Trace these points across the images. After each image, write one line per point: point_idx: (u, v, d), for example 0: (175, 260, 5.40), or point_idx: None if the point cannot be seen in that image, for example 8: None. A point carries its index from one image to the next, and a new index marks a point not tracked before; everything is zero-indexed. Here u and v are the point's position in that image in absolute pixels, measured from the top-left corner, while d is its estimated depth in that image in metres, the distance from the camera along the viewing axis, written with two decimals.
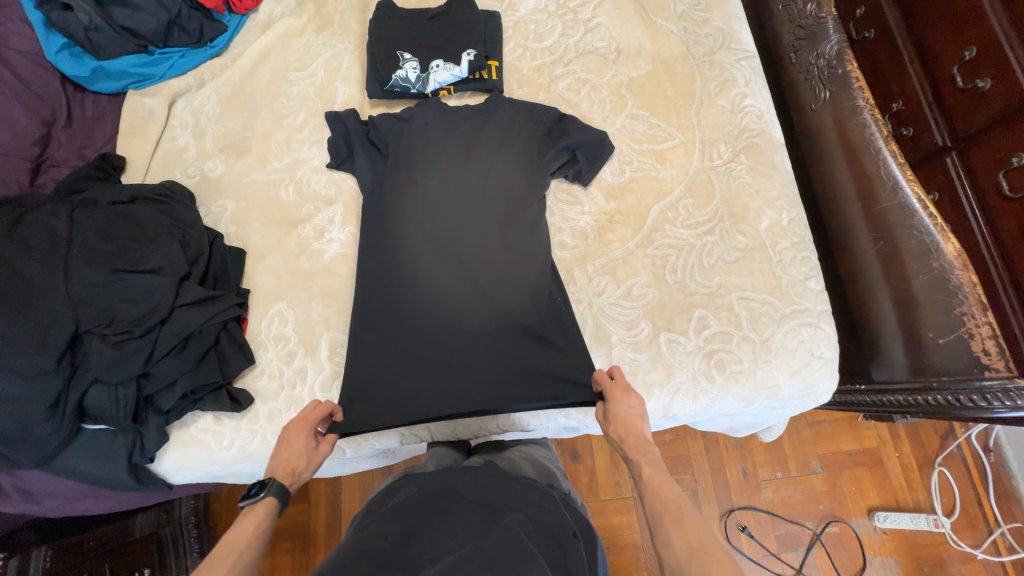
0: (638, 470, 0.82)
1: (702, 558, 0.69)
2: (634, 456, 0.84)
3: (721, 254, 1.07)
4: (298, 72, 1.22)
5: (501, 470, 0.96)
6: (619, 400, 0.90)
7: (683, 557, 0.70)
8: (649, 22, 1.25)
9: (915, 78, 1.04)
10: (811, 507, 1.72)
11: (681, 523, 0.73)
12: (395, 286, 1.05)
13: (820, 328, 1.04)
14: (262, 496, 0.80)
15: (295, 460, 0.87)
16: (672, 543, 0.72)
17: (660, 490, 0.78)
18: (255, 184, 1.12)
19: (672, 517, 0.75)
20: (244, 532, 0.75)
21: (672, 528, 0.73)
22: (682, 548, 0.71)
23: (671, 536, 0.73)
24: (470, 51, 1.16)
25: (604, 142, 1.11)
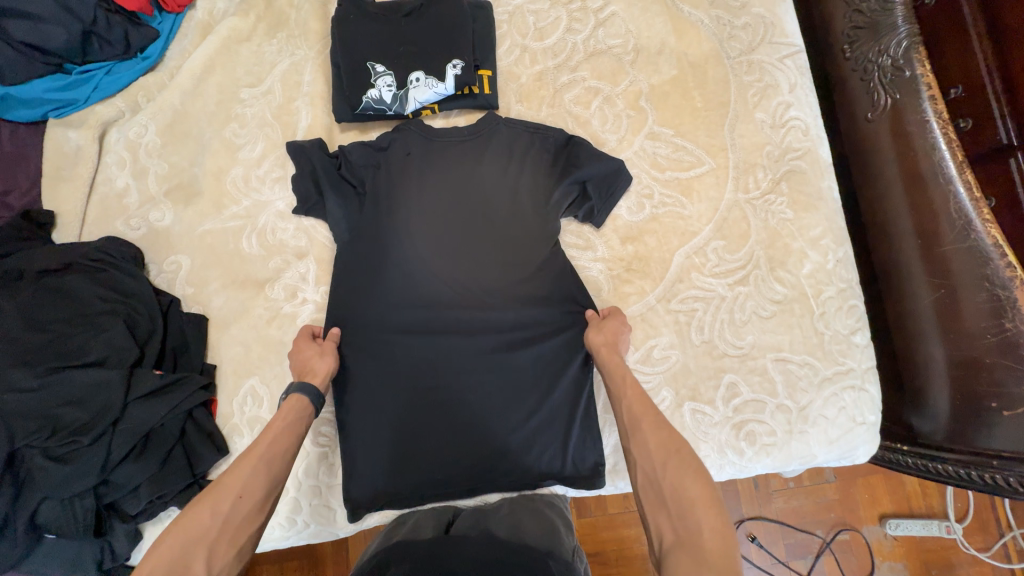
0: (619, 380, 0.78)
1: (679, 463, 0.63)
2: (616, 371, 0.79)
3: (755, 307, 0.92)
4: (250, 89, 1.01)
5: (498, 540, 0.72)
6: (605, 325, 0.87)
7: (659, 461, 0.65)
8: (673, 9, 1.03)
9: (982, 61, 0.89)
10: (821, 515, 1.44)
11: (660, 429, 0.68)
12: (377, 355, 0.90)
13: (864, 390, 0.92)
14: (292, 394, 0.79)
15: (313, 359, 0.85)
16: (648, 445, 0.67)
17: (639, 399, 0.73)
18: (211, 236, 0.96)
19: (649, 421, 0.69)
20: (273, 427, 0.74)
21: (650, 432, 0.68)
22: (658, 450, 0.66)
23: (648, 440, 0.68)
24: (456, 61, 0.95)
25: (620, 172, 0.93)
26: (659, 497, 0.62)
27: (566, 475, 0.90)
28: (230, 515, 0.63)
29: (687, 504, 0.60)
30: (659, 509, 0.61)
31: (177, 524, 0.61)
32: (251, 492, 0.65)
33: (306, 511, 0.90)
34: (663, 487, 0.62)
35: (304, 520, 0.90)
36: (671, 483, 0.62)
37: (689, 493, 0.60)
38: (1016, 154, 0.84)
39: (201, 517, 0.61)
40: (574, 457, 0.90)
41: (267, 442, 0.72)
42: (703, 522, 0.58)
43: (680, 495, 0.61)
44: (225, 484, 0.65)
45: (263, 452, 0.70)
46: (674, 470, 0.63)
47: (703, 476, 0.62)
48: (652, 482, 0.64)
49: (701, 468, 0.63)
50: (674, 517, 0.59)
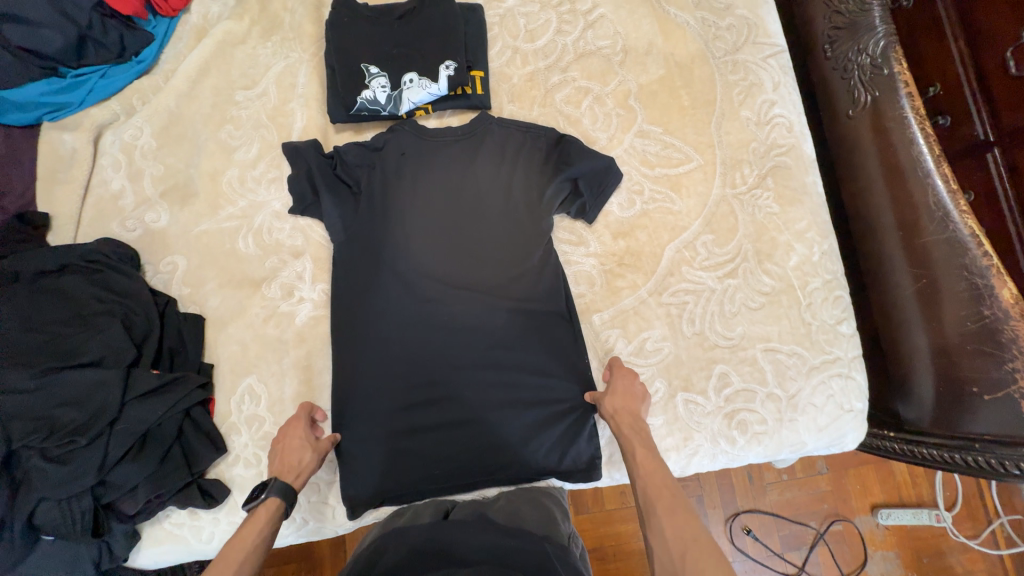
0: (631, 453, 0.77)
1: (695, 550, 0.62)
2: (629, 442, 0.79)
3: (744, 299, 0.95)
4: (245, 91, 1.02)
5: (494, 524, 0.74)
6: (619, 388, 0.87)
7: (675, 551, 0.63)
8: (660, 11, 1.06)
9: (958, 60, 0.93)
10: (814, 506, 1.46)
11: (676, 514, 0.67)
12: (374, 352, 0.91)
13: (850, 378, 0.94)
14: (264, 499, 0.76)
15: (292, 457, 0.82)
16: (665, 532, 0.65)
17: (655, 479, 0.72)
18: (207, 236, 0.96)
19: (666, 504, 0.68)
20: (246, 536, 0.72)
21: (667, 517, 0.67)
22: (676, 540, 0.64)
23: (664, 526, 0.66)
24: (449, 62, 0.97)
25: (611, 169, 0.95)
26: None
27: (563, 466, 0.91)
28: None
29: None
30: None
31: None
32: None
33: (305, 507, 0.90)
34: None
35: (303, 516, 0.90)
36: (690, 574, 0.60)
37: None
38: (992, 149, 0.89)
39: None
40: (570, 448, 0.92)
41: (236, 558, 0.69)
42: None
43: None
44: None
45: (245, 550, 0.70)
46: (693, 562, 0.61)
47: (723, 564, 0.59)
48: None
49: (720, 556, 0.60)
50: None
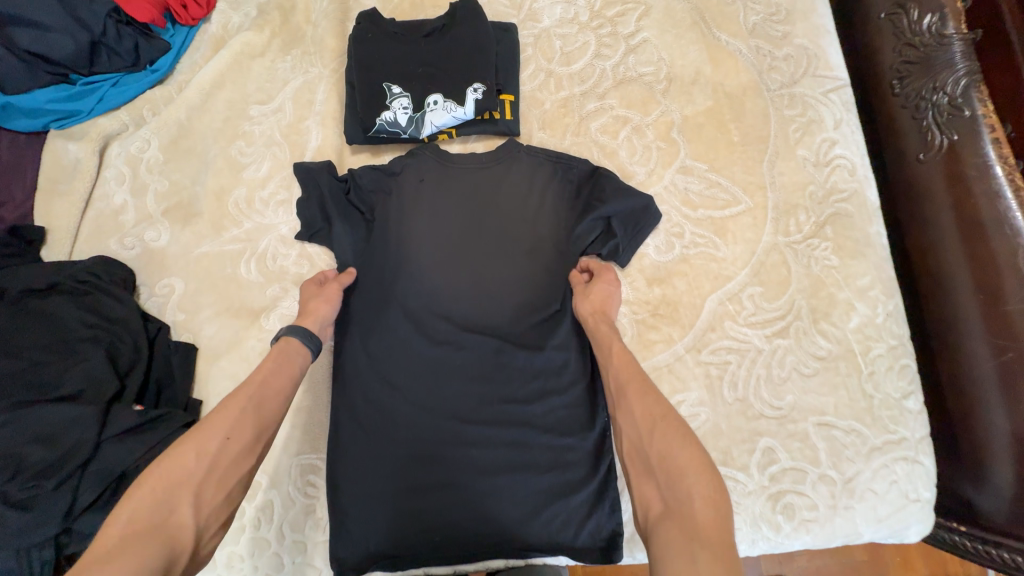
0: (606, 347, 0.75)
1: (665, 429, 0.61)
2: (603, 335, 0.76)
3: (795, 363, 0.83)
4: (260, 105, 0.96)
5: None
6: (593, 289, 0.81)
7: (644, 429, 0.62)
8: (709, 38, 0.97)
9: None
10: None
11: (646, 396, 0.65)
12: (376, 396, 0.82)
13: (918, 463, 0.81)
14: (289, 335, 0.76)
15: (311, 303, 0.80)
16: (634, 413, 0.65)
17: (624, 364, 0.71)
18: (207, 259, 0.90)
19: (635, 389, 0.67)
20: (265, 365, 0.71)
21: (636, 400, 0.65)
22: (644, 418, 0.63)
23: (633, 406, 0.65)
24: (478, 85, 0.89)
25: (650, 207, 0.86)
26: (645, 468, 0.60)
27: (578, 544, 0.80)
28: (216, 460, 0.61)
29: (677, 474, 0.56)
30: (645, 477, 0.59)
31: (160, 468, 0.59)
32: (237, 437, 0.63)
33: (288, 570, 0.80)
34: (650, 455, 0.60)
35: None
36: (657, 452, 0.59)
37: (676, 461, 0.57)
38: None
39: (185, 460, 0.60)
40: (587, 523, 0.80)
41: (251, 385, 0.69)
42: (693, 490, 0.55)
43: (666, 463, 0.58)
44: (208, 428, 0.63)
45: (251, 396, 0.67)
46: (662, 438, 0.60)
47: (693, 444, 0.58)
48: (639, 449, 0.62)
49: (686, 435, 0.60)
50: (662, 486, 0.57)
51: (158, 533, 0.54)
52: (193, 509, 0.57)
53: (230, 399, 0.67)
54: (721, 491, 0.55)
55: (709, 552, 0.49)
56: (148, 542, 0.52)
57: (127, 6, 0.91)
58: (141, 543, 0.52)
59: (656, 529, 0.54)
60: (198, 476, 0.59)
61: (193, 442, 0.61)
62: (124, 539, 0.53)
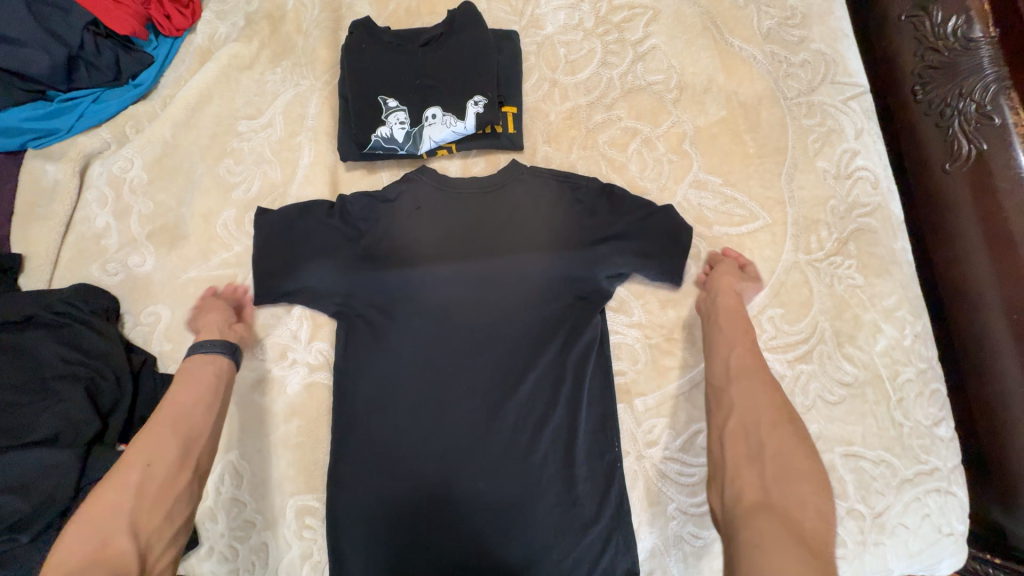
0: (733, 336, 0.73)
1: (782, 431, 0.61)
2: (727, 327, 0.74)
3: (819, 390, 0.79)
4: (249, 121, 0.91)
5: None
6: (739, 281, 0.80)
7: (765, 422, 0.62)
8: (722, 44, 0.92)
9: None
10: None
11: (768, 395, 0.65)
12: (375, 431, 0.78)
13: (951, 494, 0.76)
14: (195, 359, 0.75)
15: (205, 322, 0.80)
16: (756, 406, 0.64)
17: (751, 361, 0.69)
18: (195, 285, 0.85)
19: (759, 385, 0.66)
20: (184, 384, 0.71)
21: (758, 393, 0.65)
22: (765, 412, 0.63)
23: (756, 400, 0.65)
24: (478, 97, 0.84)
25: (681, 234, 0.81)
26: (753, 455, 0.60)
27: None
28: (142, 485, 0.61)
29: (795, 475, 0.57)
30: (751, 463, 0.59)
31: (89, 506, 0.60)
32: (160, 461, 0.63)
33: None
34: (764, 448, 0.60)
35: None
36: (773, 448, 0.59)
37: (793, 464, 0.58)
38: None
39: (110, 497, 0.60)
40: (600, 562, 0.76)
41: (167, 411, 0.68)
42: (808, 497, 0.56)
43: (781, 459, 0.58)
44: (128, 458, 0.63)
45: (168, 416, 0.67)
46: (782, 441, 0.60)
47: (812, 458, 0.59)
48: (750, 437, 0.61)
49: (806, 444, 0.61)
50: (767, 477, 0.57)
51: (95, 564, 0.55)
52: (129, 536, 0.58)
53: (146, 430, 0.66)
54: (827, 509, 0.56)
55: (810, 551, 0.51)
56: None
57: (107, 19, 0.86)
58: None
59: (750, 511, 0.55)
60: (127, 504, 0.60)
61: (117, 476, 0.62)
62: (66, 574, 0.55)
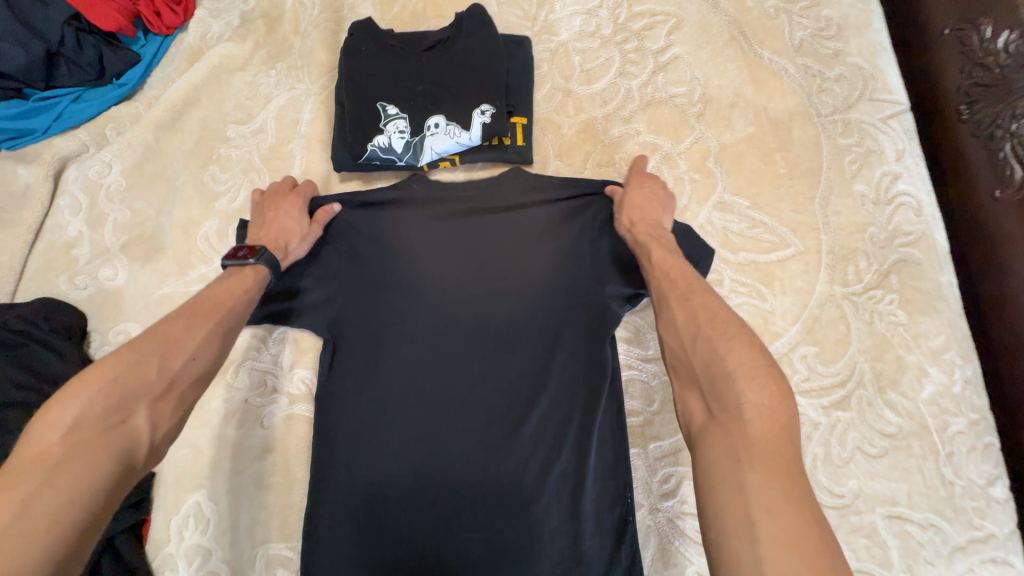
0: (647, 256, 0.65)
1: (712, 329, 0.52)
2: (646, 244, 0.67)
3: (858, 441, 0.70)
4: (238, 125, 0.85)
5: None
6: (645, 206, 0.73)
7: (688, 335, 0.53)
8: (751, 54, 0.85)
9: None
10: None
11: (692, 301, 0.56)
12: (358, 469, 0.70)
13: (1010, 567, 0.67)
14: (250, 263, 0.64)
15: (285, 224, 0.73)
16: (677, 323, 0.55)
17: (670, 268, 0.62)
18: (170, 302, 0.78)
19: (679, 296, 0.57)
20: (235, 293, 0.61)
21: (678, 307, 0.56)
22: (687, 323, 0.54)
23: (675, 317, 0.56)
24: (486, 106, 0.78)
25: (703, 258, 0.72)
26: (690, 378, 0.51)
27: None
28: (178, 379, 0.52)
29: (724, 379, 0.47)
30: (686, 384, 0.51)
31: (112, 368, 0.49)
32: (206, 359, 0.55)
33: None
34: (693, 364, 0.51)
35: None
36: (702, 358, 0.51)
37: (722, 364, 0.48)
38: None
39: (148, 365, 0.51)
40: None
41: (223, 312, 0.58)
42: (745, 392, 0.46)
43: (714, 370, 0.49)
44: (169, 335, 0.54)
45: (223, 314, 0.58)
46: (708, 343, 0.51)
47: (746, 342, 0.49)
48: (681, 360, 0.53)
49: (752, 337, 0.50)
50: (706, 394, 0.49)
51: (107, 443, 0.46)
52: (151, 420, 0.50)
53: (199, 309, 0.57)
54: (779, 395, 0.46)
55: (758, 461, 0.42)
56: (90, 449, 0.45)
57: (89, 13, 0.81)
58: (92, 456, 0.45)
59: (698, 441, 0.48)
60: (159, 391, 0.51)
61: (160, 346, 0.52)
62: (64, 449, 0.44)
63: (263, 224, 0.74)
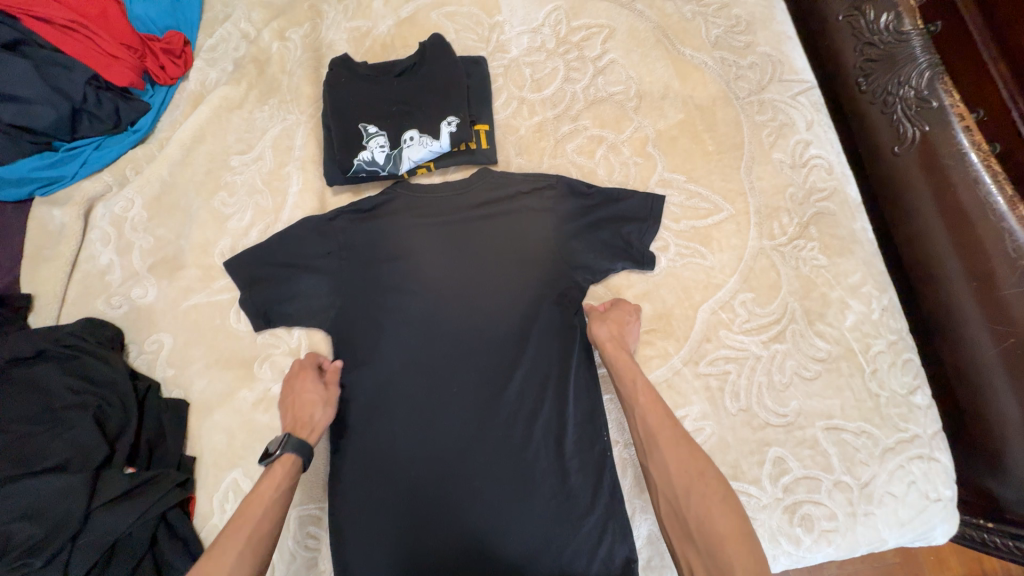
0: (631, 382, 0.74)
1: (701, 485, 0.63)
2: (625, 368, 0.76)
3: (795, 367, 0.82)
4: (241, 155, 0.98)
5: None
6: (610, 318, 0.83)
7: (681, 487, 0.64)
8: (674, 53, 0.99)
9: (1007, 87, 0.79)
10: None
11: (680, 446, 0.67)
12: (372, 437, 0.81)
13: (934, 460, 0.79)
14: (279, 456, 0.74)
15: (311, 408, 0.79)
16: (669, 468, 0.66)
17: (650, 400, 0.71)
18: (196, 311, 0.90)
19: (669, 441, 0.67)
20: (262, 497, 0.71)
21: (669, 452, 0.67)
22: (680, 475, 0.65)
23: (668, 460, 0.66)
24: (451, 117, 0.91)
25: (645, 220, 0.88)
26: (684, 532, 0.62)
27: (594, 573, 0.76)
28: None
29: (717, 543, 0.59)
30: (686, 542, 0.62)
31: None
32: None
33: None
34: (689, 520, 0.62)
35: None
36: (697, 516, 0.62)
37: (716, 529, 0.60)
38: None
39: None
40: (599, 551, 0.77)
41: (239, 544, 0.66)
42: (733, 558, 0.58)
43: (707, 534, 0.60)
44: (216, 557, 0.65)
45: (252, 526, 0.68)
46: (700, 503, 0.62)
47: (730, 504, 0.62)
48: (676, 516, 0.63)
49: (731, 500, 0.62)
50: (703, 555, 0.60)
51: None
52: None
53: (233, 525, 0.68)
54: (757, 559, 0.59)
55: None
56: None
57: (107, 74, 0.94)
58: None
59: None
60: None
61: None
62: None
63: (289, 404, 0.81)
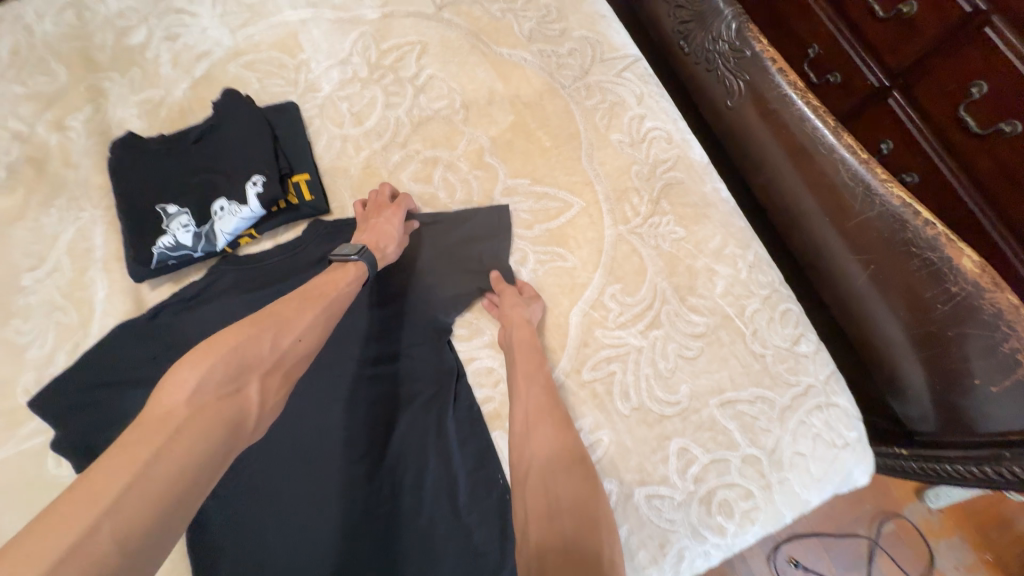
0: (528, 395, 0.69)
1: (581, 509, 0.57)
2: (521, 386, 0.70)
3: (677, 350, 0.78)
4: (32, 271, 0.84)
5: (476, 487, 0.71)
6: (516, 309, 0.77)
7: (558, 506, 0.57)
8: (492, 55, 0.95)
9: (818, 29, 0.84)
10: (850, 513, 1.08)
11: (565, 466, 0.61)
12: (240, 559, 0.68)
13: (832, 406, 0.77)
14: (352, 260, 0.73)
15: (388, 229, 0.78)
16: (552, 481, 0.60)
17: (542, 409, 0.67)
18: (5, 466, 0.75)
19: (558, 456, 0.63)
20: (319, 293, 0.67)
21: (554, 469, 0.61)
22: (562, 489, 0.59)
23: (555, 472, 0.61)
24: (257, 177, 0.82)
25: (494, 235, 0.84)
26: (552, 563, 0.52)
27: None
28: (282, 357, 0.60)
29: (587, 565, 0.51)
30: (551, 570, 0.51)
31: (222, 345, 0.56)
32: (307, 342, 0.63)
33: None
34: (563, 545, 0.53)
35: None
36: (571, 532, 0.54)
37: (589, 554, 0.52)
38: None
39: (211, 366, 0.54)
40: None
41: (312, 323, 0.64)
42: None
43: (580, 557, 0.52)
44: (278, 318, 0.62)
45: (322, 307, 0.66)
46: (575, 520, 0.55)
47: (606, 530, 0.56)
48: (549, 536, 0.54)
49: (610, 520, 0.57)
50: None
51: (216, 409, 0.51)
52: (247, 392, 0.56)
53: (300, 299, 0.65)
54: None
55: None
56: (205, 416, 0.50)
57: None
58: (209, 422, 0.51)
59: None
60: (256, 354, 0.57)
61: (268, 326, 0.60)
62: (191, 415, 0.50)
63: (364, 229, 0.79)
